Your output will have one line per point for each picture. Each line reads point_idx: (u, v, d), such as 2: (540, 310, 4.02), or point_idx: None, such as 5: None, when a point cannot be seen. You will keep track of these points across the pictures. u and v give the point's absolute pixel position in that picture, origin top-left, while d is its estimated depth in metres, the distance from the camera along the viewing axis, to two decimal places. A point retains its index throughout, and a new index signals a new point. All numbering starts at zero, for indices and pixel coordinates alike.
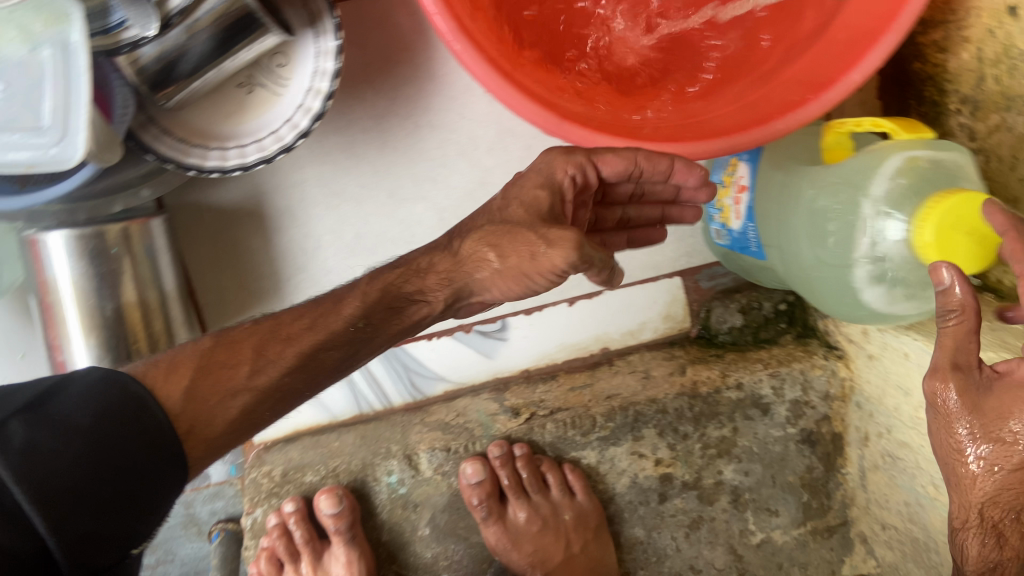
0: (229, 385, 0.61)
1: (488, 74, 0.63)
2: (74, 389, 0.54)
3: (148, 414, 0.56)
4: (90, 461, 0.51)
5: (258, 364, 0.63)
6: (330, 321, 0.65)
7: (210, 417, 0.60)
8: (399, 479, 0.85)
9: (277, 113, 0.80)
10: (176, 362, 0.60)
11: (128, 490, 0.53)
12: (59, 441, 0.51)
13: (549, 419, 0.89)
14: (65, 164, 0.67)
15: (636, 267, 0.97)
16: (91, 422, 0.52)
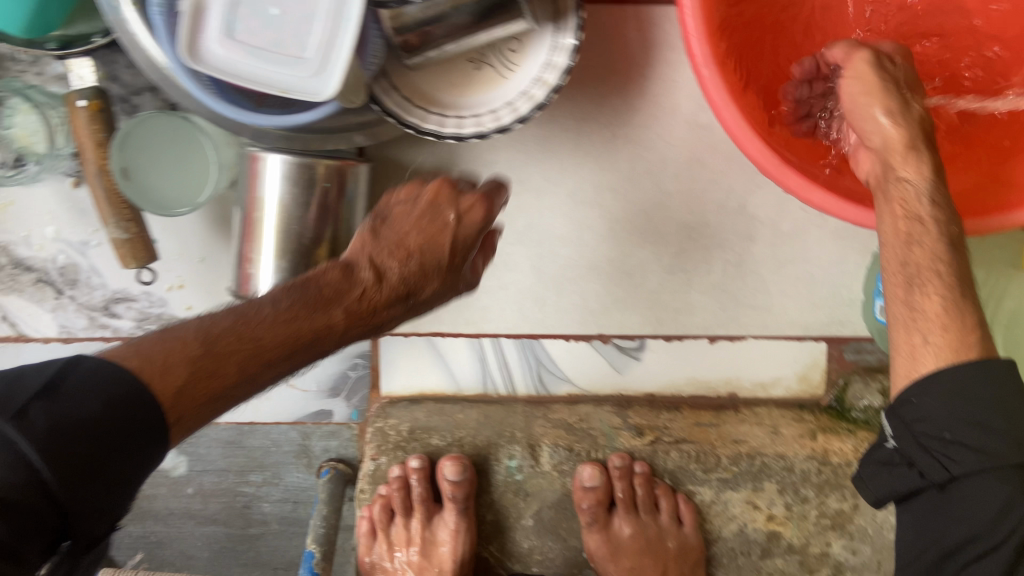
0: (214, 389, 0.59)
1: (728, 107, 0.69)
2: (81, 373, 0.53)
3: (145, 406, 0.54)
4: (88, 450, 0.51)
5: (252, 354, 0.62)
6: (295, 333, 0.64)
7: (198, 416, 0.58)
8: (518, 465, 0.94)
9: (499, 94, 0.84)
10: (167, 351, 0.58)
11: (116, 482, 0.53)
12: (65, 435, 0.51)
13: (674, 448, 0.96)
14: (316, 96, 0.72)
15: (785, 321, 0.98)
16: (98, 412, 0.52)
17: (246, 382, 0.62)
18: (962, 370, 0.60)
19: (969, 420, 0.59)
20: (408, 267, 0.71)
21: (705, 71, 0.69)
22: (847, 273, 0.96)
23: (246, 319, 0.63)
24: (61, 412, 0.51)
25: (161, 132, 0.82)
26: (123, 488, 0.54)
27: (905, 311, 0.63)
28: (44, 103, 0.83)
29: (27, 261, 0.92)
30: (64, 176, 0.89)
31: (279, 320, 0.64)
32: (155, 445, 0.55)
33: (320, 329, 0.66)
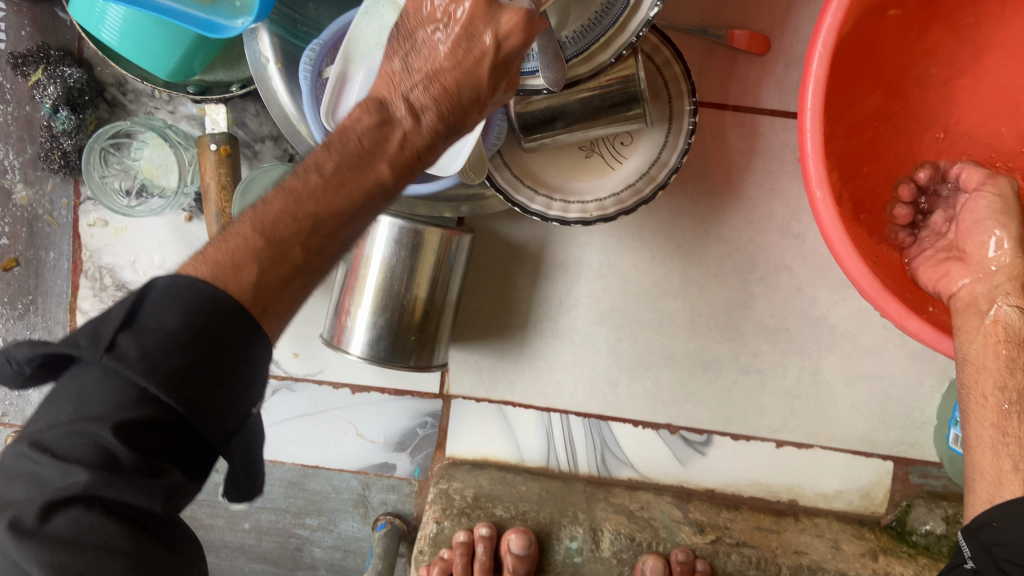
0: (295, 269, 0.53)
1: (834, 223, 0.70)
2: (159, 289, 0.49)
3: (222, 307, 0.49)
4: (183, 360, 0.48)
5: (318, 227, 0.53)
6: (363, 189, 0.54)
7: (277, 299, 0.52)
8: (578, 546, 0.94)
9: (605, 183, 0.87)
10: (238, 243, 0.51)
11: (235, 377, 0.51)
12: (150, 353, 0.47)
13: (735, 550, 0.94)
14: (440, 172, 0.74)
15: (854, 435, 0.98)
16: (177, 323, 0.48)
17: (322, 258, 0.54)
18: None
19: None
20: (443, 100, 0.55)
21: (818, 191, 0.70)
22: (921, 395, 0.97)
23: (296, 196, 0.53)
24: (147, 330, 0.48)
25: None
26: (248, 380, 0.52)
27: (995, 431, 0.64)
28: (178, 143, 0.87)
29: (130, 284, 0.96)
30: (179, 210, 0.93)
31: (326, 187, 0.53)
32: (260, 334, 0.52)
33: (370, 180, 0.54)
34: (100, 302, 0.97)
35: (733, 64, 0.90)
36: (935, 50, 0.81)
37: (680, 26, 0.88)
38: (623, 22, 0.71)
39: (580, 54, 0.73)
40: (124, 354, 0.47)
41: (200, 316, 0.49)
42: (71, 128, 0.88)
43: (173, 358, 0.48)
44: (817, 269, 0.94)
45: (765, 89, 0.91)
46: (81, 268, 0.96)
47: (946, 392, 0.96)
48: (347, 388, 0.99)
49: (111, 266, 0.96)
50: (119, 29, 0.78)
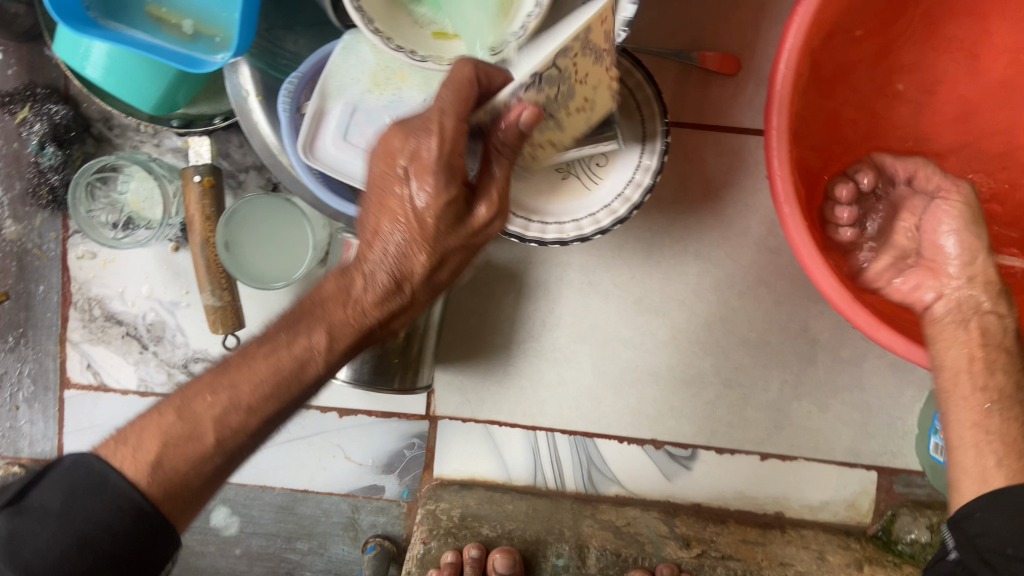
0: (194, 450, 0.61)
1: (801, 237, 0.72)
2: (61, 469, 0.59)
3: (109, 489, 0.58)
4: (60, 558, 0.56)
5: (222, 419, 0.62)
6: (287, 378, 0.63)
7: (181, 483, 0.60)
8: (565, 564, 0.97)
9: (583, 205, 0.89)
10: (146, 429, 0.61)
11: (111, 560, 0.57)
12: (35, 528, 0.56)
13: (720, 563, 0.96)
14: None
15: (838, 446, 0.99)
16: (59, 505, 0.57)
17: (249, 423, 0.62)
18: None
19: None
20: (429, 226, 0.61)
21: (787, 208, 0.71)
22: (903, 405, 0.98)
23: (228, 373, 0.63)
24: (20, 516, 0.57)
25: (265, 212, 0.88)
26: (126, 567, 0.58)
27: (975, 435, 0.66)
28: (163, 176, 0.89)
29: (119, 314, 0.97)
30: (165, 242, 0.94)
31: (353, 331, 0.65)
32: (158, 525, 0.59)
33: (323, 360, 0.65)
34: (90, 333, 0.98)
35: (705, 85, 0.92)
36: (892, 67, 0.83)
37: (652, 50, 0.89)
38: None
39: None
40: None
41: (87, 496, 0.57)
42: (56, 163, 0.91)
43: (45, 553, 0.56)
44: (795, 284, 0.96)
45: (739, 109, 0.93)
46: (71, 300, 0.98)
47: (926, 401, 0.97)
48: (335, 412, 1.00)
49: (99, 297, 0.97)
50: (103, 64, 0.80)
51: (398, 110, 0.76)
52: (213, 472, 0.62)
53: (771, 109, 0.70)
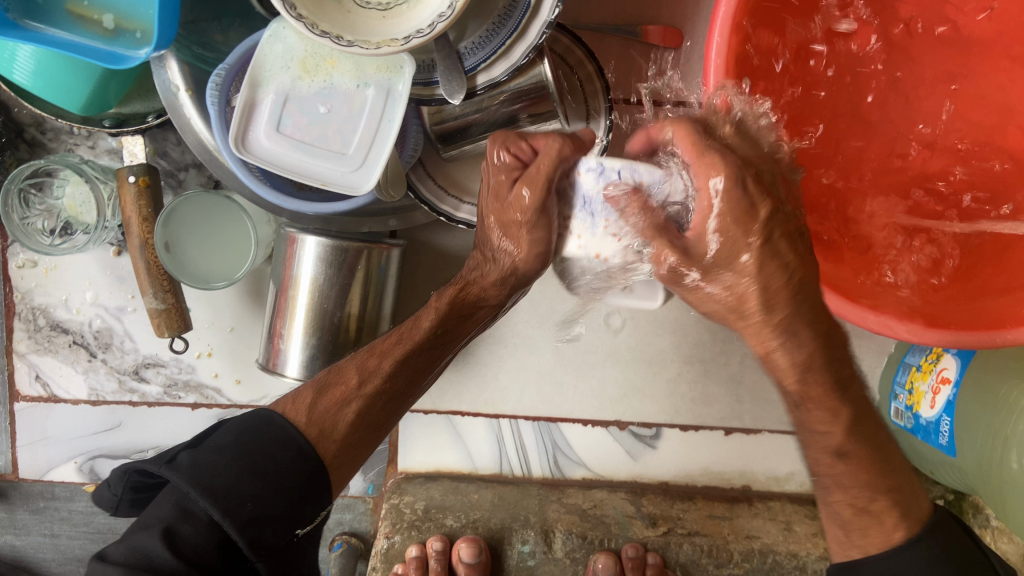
0: (342, 395, 0.73)
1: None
2: (230, 424, 0.71)
3: (275, 424, 0.71)
4: (234, 479, 0.66)
5: (364, 375, 0.74)
6: (414, 331, 0.75)
7: (334, 423, 0.72)
8: (531, 550, 0.96)
9: None
10: (300, 392, 0.73)
11: (276, 486, 0.67)
12: (217, 455, 0.68)
13: (687, 540, 0.97)
14: (355, 190, 0.75)
15: None
16: (233, 438, 0.69)
17: (373, 383, 0.73)
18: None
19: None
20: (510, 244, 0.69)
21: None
22: (863, 371, 0.98)
23: (363, 359, 0.74)
24: (205, 451, 0.68)
25: (204, 210, 0.86)
26: (293, 494, 0.68)
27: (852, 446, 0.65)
28: (96, 178, 0.87)
29: (64, 323, 0.95)
30: (107, 246, 0.92)
31: (422, 342, 0.75)
32: (319, 471, 0.70)
33: (443, 321, 0.75)
34: (36, 343, 0.96)
35: (649, 60, 0.90)
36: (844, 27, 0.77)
37: (592, 27, 0.88)
38: (522, 30, 0.73)
39: (480, 63, 0.75)
40: (182, 466, 0.67)
41: (257, 435, 0.70)
42: None
43: (221, 475, 0.66)
44: None
45: (685, 82, 0.91)
46: (14, 311, 0.95)
47: (886, 367, 0.97)
48: None
49: (43, 306, 0.95)
50: (30, 68, 0.78)
51: (330, 98, 0.75)
52: (358, 428, 0.73)
53: (706, 80, 0.68)
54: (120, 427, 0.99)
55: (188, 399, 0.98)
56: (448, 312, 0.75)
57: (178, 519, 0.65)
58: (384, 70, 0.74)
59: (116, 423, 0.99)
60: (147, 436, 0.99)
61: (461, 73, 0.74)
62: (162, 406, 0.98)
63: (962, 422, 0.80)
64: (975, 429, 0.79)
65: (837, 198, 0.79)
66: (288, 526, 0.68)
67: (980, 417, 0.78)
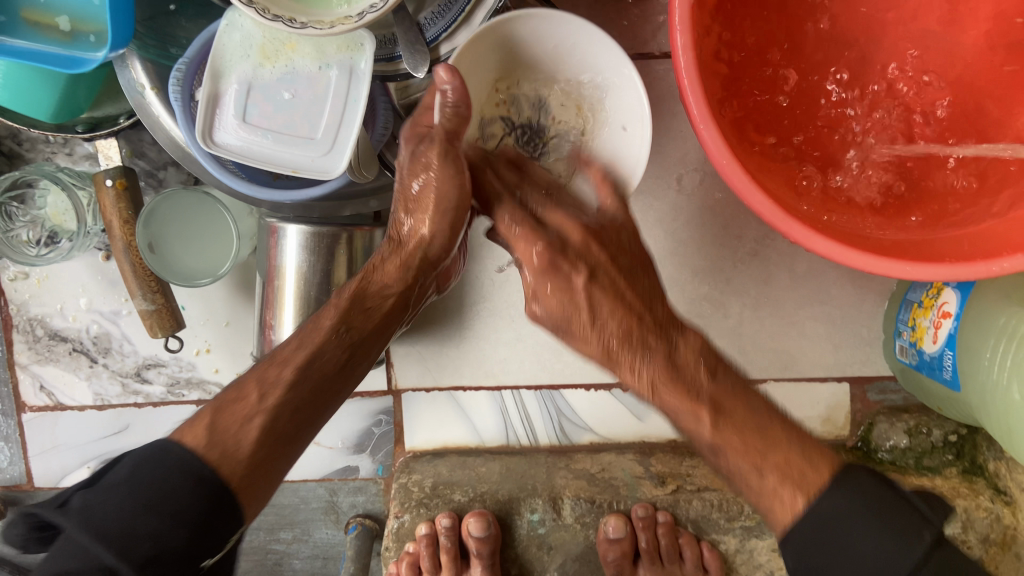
0: (242, 411, 0.66)
1: (743, 181, 0.66)
2: (135, 453, 0.65)
3: (171, 454, 0.63)
4: (126, 517, 0.59)
5: (263, 388, 0.68)
6: (314, 333, 0.71)
7: (235, 442, 0.65)
8: (540, 518, 0.96)
9: None
10: (197, 416, 0.67)
11: (173, 519, 0.59)
12: (109, 492, 0.61)
13: (696, 496, 0.96)
14: (326, 175, 0.74)
15: (806, 365, 0.97)
16: (127, 474, 0.62)
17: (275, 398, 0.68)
18: (828, 504, 0.62)
19: (846, 570, 0.59)
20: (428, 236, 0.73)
21: (718, 157, 0.66)
22: (867, 311, 0.95)
23: (264, 374, 0.68)
24: (99, 491, 0.61)
25: (182, 207, 0.86)
26: (195, 526, 0.61)
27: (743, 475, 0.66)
28: (73, 185, 0.86)
29: (62, 331, 0.96)
30: (95, 251, 0.93)
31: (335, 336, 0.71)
32: (226, 495, 0.63)
33: (345, 317, 0.72)
34: (37, 353, 0.97)
35: (619, 14, 0.88)
36: None
37: None
38: None
39: (441, 33, 0.74)
40: (77, 510, 0.61)
41: (151, 468, 0.62)
42: None
43: (116, 515, 0.59)
44: (744, 208, 0.92)
45: (660, 31, 0.88)
46: (12, 324, 0.96)
47: (888, 306, 0.94)
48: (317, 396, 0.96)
49: (40, 316, 0.95)
50: None
51: (293, 83, 0.74)
52: (265, 445, 0.66)
53: (672, 20, 0.65)
54: (127, 429, 1.00)
55: (191, 396, 0.98)
56: (349, 308, 0.73)
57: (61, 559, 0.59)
58: (345, 49, 0.73)
59: (123, 426, 1.00)
60: (154, 436, 1.00)
61: (422, 45, 0.73)
62: (168, 405, 0.99)
63: (966, 356, 0.78)
64: (981, 360, 0.76)
65: (822, 120, 0.74)
66: (189, 561, 0.61)
67: (982, 347, 0.76)
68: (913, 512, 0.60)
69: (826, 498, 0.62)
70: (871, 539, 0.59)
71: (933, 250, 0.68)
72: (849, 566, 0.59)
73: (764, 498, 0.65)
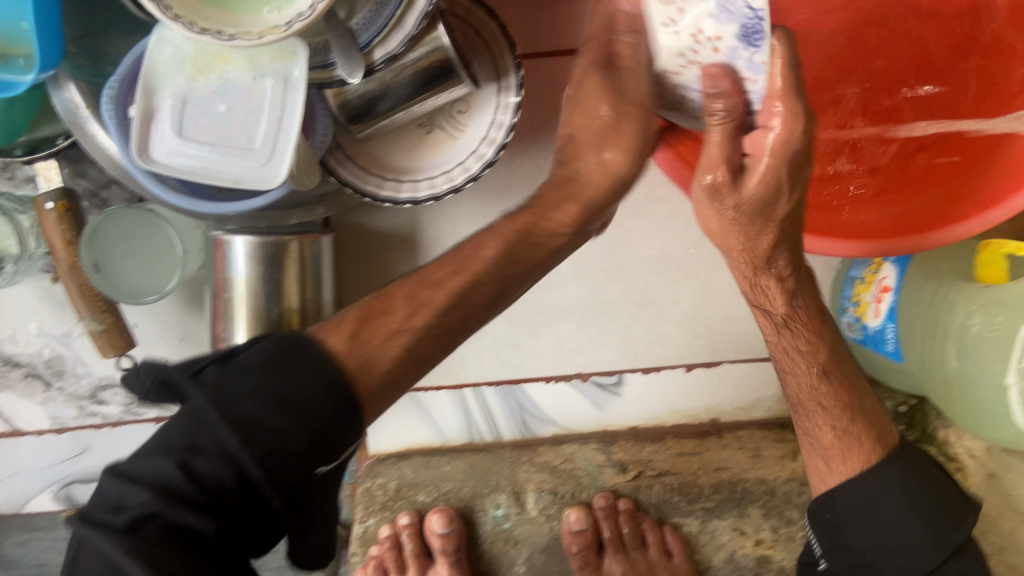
0: (390, 327, 0.62)
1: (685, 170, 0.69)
2: (263, 342, 0.60)
3: (305, 351, 0.59)
4: (255, 404, 0.56)
5: (412, 305, 0.63)
6: (475, 260, 0.65)
7: (377, 357, 0.61)
8: (505, 513, 1.00)
9: (451, 156, 0.87)
10: (339, 321, 0.62)
11: (299, 418, 0.56)
12: (242, 373, 0.57)
13: (657, 481, 1.02)
14: (267, 185, 0.74)
15: (758, 344, 0.99)
16: (262, 361, 0.58)
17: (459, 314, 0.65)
18: (885, 474, 0.76)
19: (880, 538, 0.76)
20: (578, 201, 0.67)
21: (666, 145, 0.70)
22: (813, 288, 0.98)
23: (426, 274, 0.65)
24: (233, 368, 0.58)
25: (129, 228, 0.85)
26: (317, 431, 0.57)
27: (812, 448, 0.81)
28: (13, 210, 0.86)
29: (14, 357, 0.94)
30: (42, 273, 0.91)
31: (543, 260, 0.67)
32: (350, 406, 0.59)
33: (509, 247, 0.66)
34: None
35: (554, 9, 0.90)
36: None
37: None
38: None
39: (374, 38, 0.74)
40: (208, 382, 0.57)
41: (288, 360, 0.58)
42: None
43: (245, 399, 0.56)
44: None
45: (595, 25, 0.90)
46: None
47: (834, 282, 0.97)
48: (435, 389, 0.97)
49: None
50: None
51: (228, 94, 0.73)
52: (402, 366, 0.63)
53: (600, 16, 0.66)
54: (88, 450, 1.00)
55: (150, 414, 0.98)
56: (513, 243, 0.66)
57: (158, 460, 0.56)
58: (278, 58, 0.73)
59: (84, 447, 1.00)
60: (118, 456, 1.01)
61: (355, 51, 0.73)
62: (127, 424, 0.99)
63: (906, 329, 0.81)
64: (915, 327, 0.80)
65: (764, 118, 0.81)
66: (306, 466, 0.58)
67: (914, 320, 0.80)
68: (945, 478, 0.79)
69: (865, 477, 0.77)
70: (911, 518, 0.75)
71: (871, 223, 0.74)
72: (884, 532, 0.76)
73: (823, 456, 0.79)
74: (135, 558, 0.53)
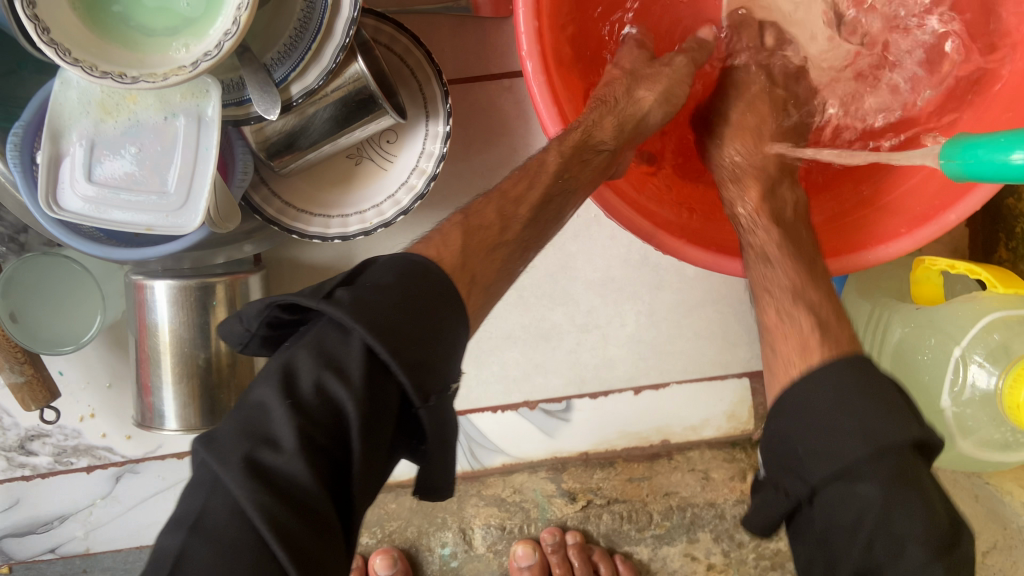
0: (492, 240, 0.61)
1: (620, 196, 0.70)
2: (380, 264, 0.54)
3: (432, 273, 0.54)
4: (399, 315, 0.49)
5: (505, 219, 0.62)
6: (540, 171, 0.65)
7: (487, 268, 0.60)
8: (451, 552, 1.02)
9: (381, 188, 0.85)
10: (446, 235, 0.59)
11: (438, 332, 0.51)
12: (377, 292, 0.50)
13: (606, 510, 1.03)
14: (182, 230, 0.71)
15: (705, 364, 0.97)
16: (393, 280, 0.52)
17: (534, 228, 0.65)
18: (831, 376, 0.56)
19: (813, 434, 0.55)
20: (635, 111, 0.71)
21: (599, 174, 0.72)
22: None
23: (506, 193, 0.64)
24: (366, 288, 0.51)
25: (48, 275, 0.82)
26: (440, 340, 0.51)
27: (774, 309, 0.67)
28: None
29: None
30: None
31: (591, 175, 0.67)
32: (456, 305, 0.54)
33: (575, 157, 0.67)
34: None
35: (482, 32, 0.88)
36: None
37: (417, 10, 0.85)
38: (326, 30, 0.69)
39: (289, 72, 0.71)
40: (345, 300, 0.49)
41: (413, 278, 0.53)
42: None
43: (390, 313, 0.49)
44: None
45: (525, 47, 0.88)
46: None
47: None
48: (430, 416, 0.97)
49: None
50: None
51: (138, 136, 0.70)
52: (500, 278, 0.62)
53: (519, 48, 0.66)
54: (19, 503, 0.96)
55: (81, 463, 0.95)
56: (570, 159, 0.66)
57: (327, 379, 0.47)
58: (189, 97, 0.70)
59: (14, 500, 0.96)
60: (51, 507, 0.97)
61: (271, 86, 0.70)
62: (57, 475, 0.95)
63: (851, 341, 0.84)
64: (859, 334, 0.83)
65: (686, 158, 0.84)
66: (446, 376, 0.51)
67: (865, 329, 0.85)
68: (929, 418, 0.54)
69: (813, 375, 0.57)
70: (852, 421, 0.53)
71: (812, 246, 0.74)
72: (818, 430, 0.54)
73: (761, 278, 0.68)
74: (275, 499, 0.43)
